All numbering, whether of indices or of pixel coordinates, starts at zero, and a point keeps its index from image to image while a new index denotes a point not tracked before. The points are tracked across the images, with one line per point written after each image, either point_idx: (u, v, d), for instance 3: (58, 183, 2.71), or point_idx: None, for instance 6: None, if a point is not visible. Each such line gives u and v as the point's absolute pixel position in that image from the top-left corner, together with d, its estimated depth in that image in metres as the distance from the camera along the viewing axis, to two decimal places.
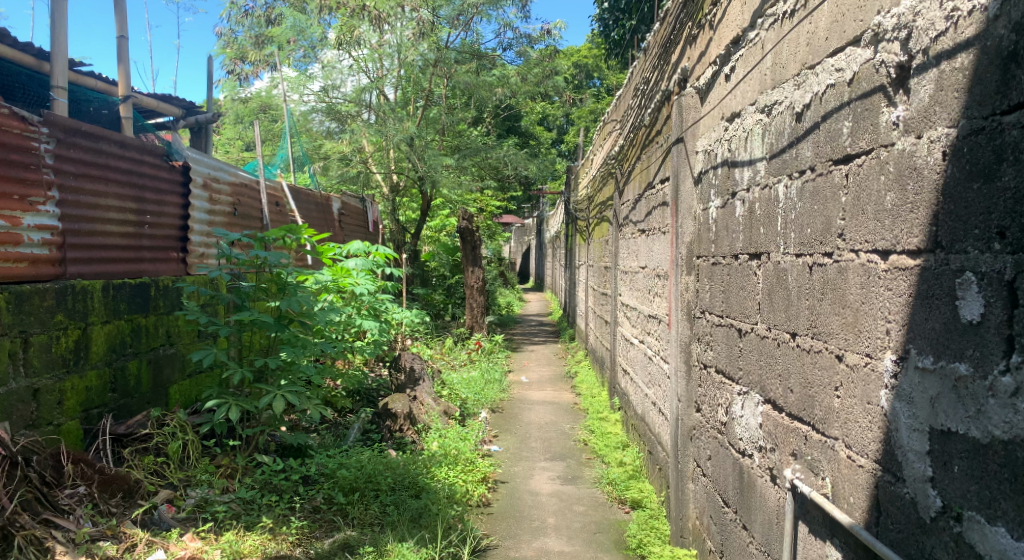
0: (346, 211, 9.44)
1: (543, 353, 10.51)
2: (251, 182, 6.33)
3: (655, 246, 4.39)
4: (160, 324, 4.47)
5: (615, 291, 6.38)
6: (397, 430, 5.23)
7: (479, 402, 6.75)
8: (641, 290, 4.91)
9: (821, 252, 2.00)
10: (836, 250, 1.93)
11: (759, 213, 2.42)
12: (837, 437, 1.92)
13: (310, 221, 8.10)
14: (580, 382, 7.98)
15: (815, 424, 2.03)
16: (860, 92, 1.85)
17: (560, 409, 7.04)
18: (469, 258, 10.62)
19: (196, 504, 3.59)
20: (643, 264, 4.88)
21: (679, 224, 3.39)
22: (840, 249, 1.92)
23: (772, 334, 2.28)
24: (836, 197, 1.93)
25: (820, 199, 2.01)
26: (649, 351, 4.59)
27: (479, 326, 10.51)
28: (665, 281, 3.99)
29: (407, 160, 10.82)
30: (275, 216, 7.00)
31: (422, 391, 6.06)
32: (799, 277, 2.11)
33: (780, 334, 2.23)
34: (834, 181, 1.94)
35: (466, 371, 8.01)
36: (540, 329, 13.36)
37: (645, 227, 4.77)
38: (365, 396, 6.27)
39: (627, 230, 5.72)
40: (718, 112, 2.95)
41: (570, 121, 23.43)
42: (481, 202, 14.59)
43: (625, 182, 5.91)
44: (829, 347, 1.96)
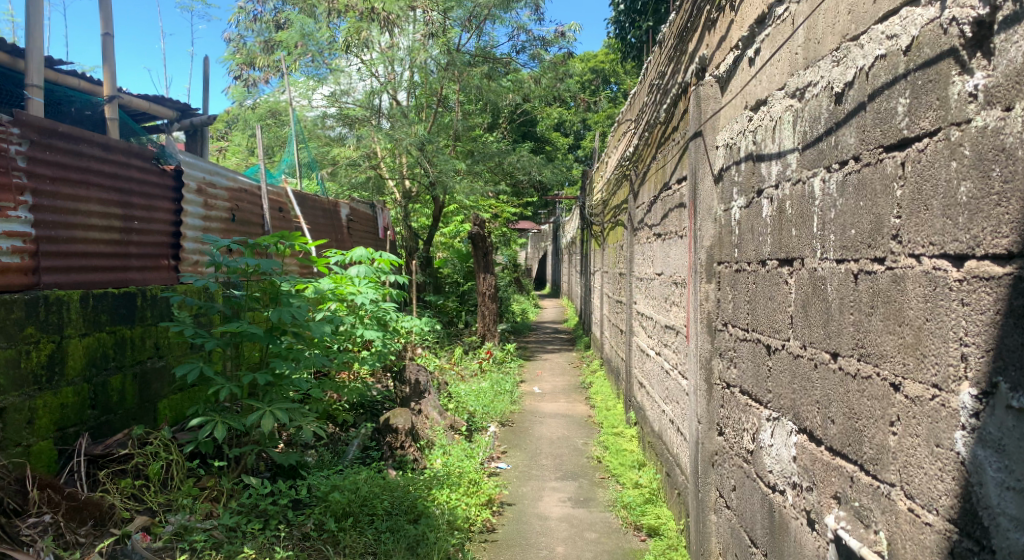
0: (354, 217, 9.19)
1: (557, 363, 10.19)
2: (251, 186, 6.07)
3: (672, 251, 4.07)
4: (147, 336, 4.14)
5: (630, 299, 6.07)
6: (398, 447, 4.96)
7: (489, 416, 6.46)
8: (657, 299, 4.60)
9: (869, 257, 1.69)
10: (889, 255, 1.62)
11: (790, 212, 2.11)
12: (894, 483, 1.61)
13: (316, 228, 7.85)
14: (595, 393, 7.66)
15: (865, 464, 1.71)
16: (920, 60, 1.54)
17: (573, 423, 6.72)
18: (481, 264, 10.34)
19: (175, 532, 3.31)
20: (659, 271, 4.57)
21: (697, 227, 3.09)
22: (894, 254, 1.61)
23: (808, 354, 1.96)
24: (889, 190, 1.63)
25: (867, 193, 1.71)
26: (667, 364, 4.27)
27: (491, 335, 10.22)
28: (682, 290, 3.68)
29: (418, 165, 10.58)
30: (279, 223, 6.76)
31: (427, 405, 5.77)
32: (841, 288, 1.79)
33: (817, 354, 1.90)
34: (887, 171, 1.64)
35: (477, 383, 7.71)
36: (555, 337, 13.05)
37: (661, 231, 4.47)
38: (368, 409, 5.99)
39: (643, 235, 5.41)
40: (741, 101, 2.65)
41: (586, 126, 23.11)
42: (496, 208, 14.31)
43: (640, 185, 5.61)
44: (881, 373, 1.65)
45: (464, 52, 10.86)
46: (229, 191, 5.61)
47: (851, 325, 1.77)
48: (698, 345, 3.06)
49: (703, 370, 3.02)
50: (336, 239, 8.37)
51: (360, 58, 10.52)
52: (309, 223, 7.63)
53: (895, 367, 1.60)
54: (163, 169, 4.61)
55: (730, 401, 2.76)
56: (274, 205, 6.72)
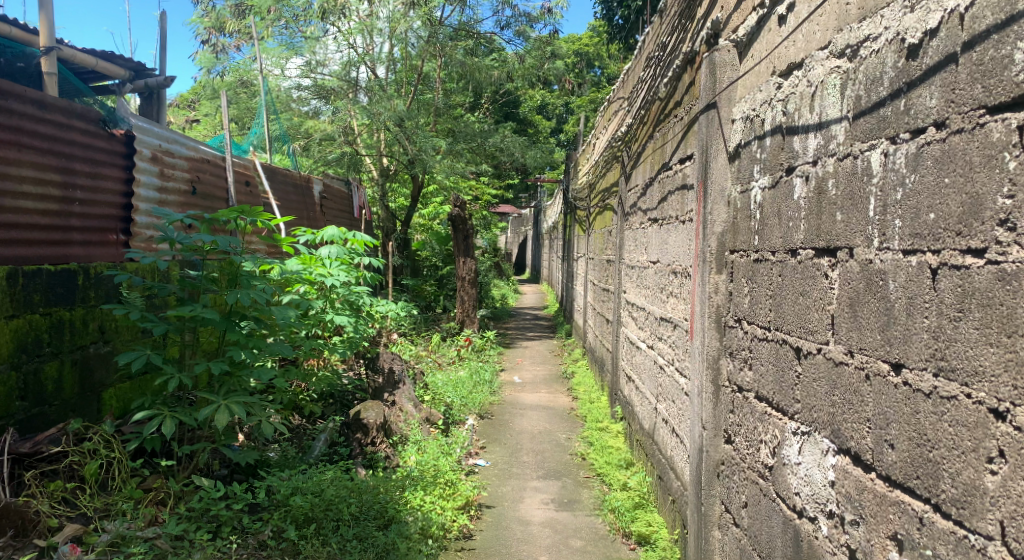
0: (328, 194, 8.78)
1: (538, 351, 9.88)
2: (213, 157, 5.68)
3: (671, 237, 3.77)
4: (91, 318, 3.78)
5: (619, 287, 5.76)
6: (369, 443, 4.62)
7: (466, 408, 6.13)
8: (651, 289, 4.30)
9: (960, 247, 1.42)
10: (994, 245, 1.35)
11: (834, 193, 1.81)
12: (995, 523, 1.35)
13: (287, 204, 7.44)
14: (578, 385, 7.35)
15: (944, 499, 1.46)
16: None
17: (555, 416, 6.42)
18: (461, 247, 9.97)
19: (110, 543, 2.96)
20: (654, 259, 4.27)
21: (706, 211, 2.77)
22: (1000, 244, 1.34)
23: (856, 363, 1.70)
24: (997, 162, 1.35)
25: (958, 166, 1.44)
26: (661, 360, 3.98)
27: (470, 321, 9.87)
28: (683, 280, 3.39)
29: (397, 142, 10.17)
30: (245, 198, 6.36)
31: (402, 396, 5.44)
32: (914, 286, 1.53)
33: (873, 366, 1.65)
34: (992, 139, 1.36)
35: (454, 372, 7.38)
36: (535, 324, 12.73)
37: (658, 216, 4.17)
38: (338, 399, 5.64)
39: (635, 220, 5.10)
40: (766, 67, 2.33)
41: (569, 110, 22.72)
42: (476, 190, 13.91)
43: (633, 167, 5.29)
44: (976, 390, 1.38)
45: (447, 26, 10.44)
46: (188, 161, 5.22)
47: (925, 330, 1.50)
48: (703, 343, 2.76)
49: (709, 370, 2.72)
50: (308, 217, 7.97)
51: (337, 28, 10.06)
52: (279, 199, 7.23)
53: (1003, 388, 1.34)
54: (113, 134, 4.21)
55: (740, 407, 2.46)
56: (241, 178, 6.31)
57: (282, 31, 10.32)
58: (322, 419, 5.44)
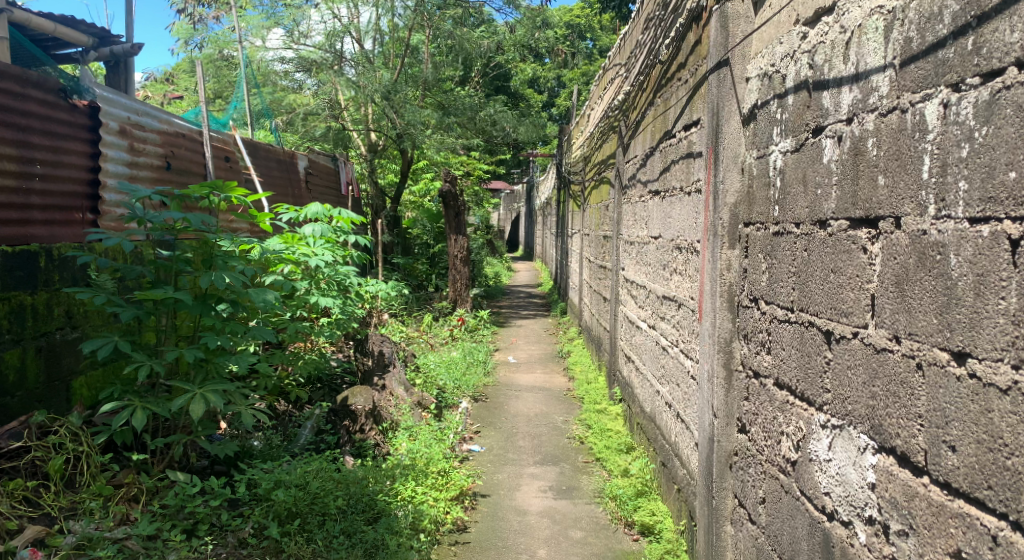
0: (314, 170, 8.49)
1: (532, 329, 9.66)
2: (188, 130, 5.39)
3: (675, 210, 3.54)
4: (55, 302, 3.55)
5: (616, 263, 5.54)
6: (358, 429, 4.40)
7: (460, 391, 5.92)
8: (653, 265, 4.07)
9: None
10: None
11: (880, 154, 1.60)
12: None
13: (271, 181, 7.17)
14: (574, 365, 7.15)
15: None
16: None
17: (551, 397, 6.22)
18: (452, 224, 9.71)
19: (77, 545, 2.77)
20: (655, 234, 4.04)
21: (717, 179, 2.54)
22: None
23: (909, 352, 1.50)
24: None
25: None
26: (665, 341, 3.77)
27: (462, 300, 9.64)
28: (690, 254, 3.17)
29: (385, 116, 9.87)
30: (225, 174, 6.08)
31: (392, 379, 5.22)
32: (989, 263, 1.32)
33: (931, 354, 1.44)
34: None
35: (447, 353, 7.17)
36: (529, 302, 12.51)
37: (660, 188, 3.94)
38: (325, 383, 5.43)
39: (634, 193, 4.87)
40: (787, 16, 2.10)
41: (561, 84, 22.37)
42: (468, 166, 13.61)
43: (631, 138, 5.04)
44: None
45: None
46: (161, 135, 4.94)
47: (1000, 314, 1.29)
48: (713, 326, 2.54)
49: (720, 354, 2.50)
50: (293, 194, 7.70)
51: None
52: (262, 175, 6.95)
53: None
54: (74, 105, 3.94)
55: (756, 395, 2.26)
56: (220, 153, 6.03)
57: (264, 1, 9.96)
58: (309, 404, 5.22)
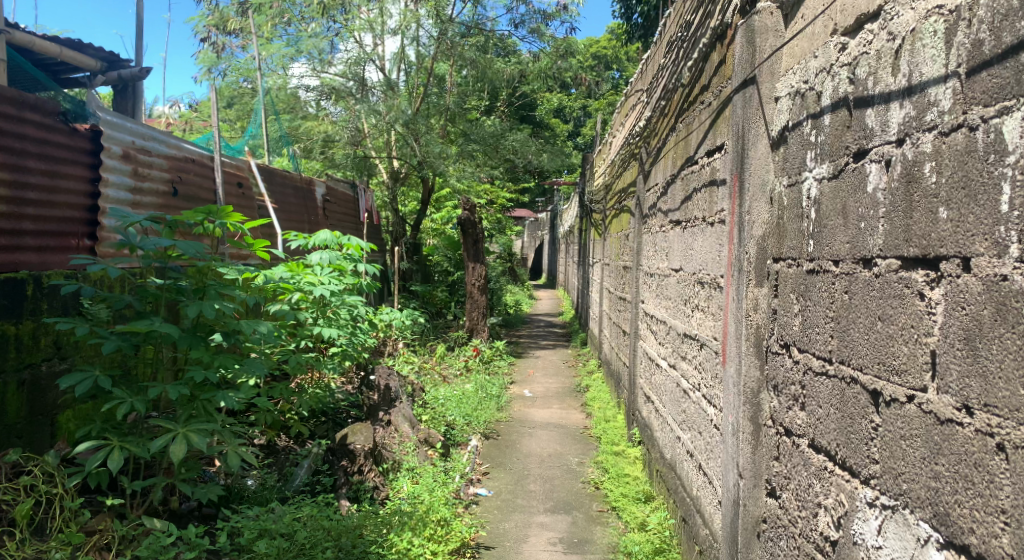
0: (332, 197, 8.33)
1: (550, 361, 9.38)
2: (199, 156, 5.12)
3: (696, 242, 3.28)
4: (44, 332, 3.30)
5: (636, 297, 5.26)
6: (357, 470, 4.16)
7: (470, 428, 5.67)
8: (674, 301, 3.81)
9: None
10: None
11: (945, 182, 1.34)
12: None
13: (286, 207, 7.01)
14: (592, 401, 6.85)
15: None
16: None
17: (567, 436, 5.93)
18: (470, 253, 9.50)
19: None
20: (676, 267, 3.78)
21: (742, 210, 2.29)
22: None
23: (986, 428, 1.24)
24: None
25: None
26: (686, 383, 3.50)
27: (479, 330, 9.40)
28: (712, 291, 2.90)
29: (405, 143, 9.74)
30: (239, 200, 5.89)
31: (398, 415, 4.98)
32: None
33: (1017, 433, 1.19)
34: None
35: (460, 386, 6.91)
36: (549, 332, 12.25)
37: (681, 218, 3.69)
38: (330, 418, 5.20)
39: (654, 223, 4.61)
40: (821, 26, 1.86)
41: (586, 113, 22.29)
42: (490, 194, 13.44)
43: (652, 165, 4.79)
44: None
45: (458, 23, 10.00)
46: (168, 160, 4.67)
47: None
48: (739, 373, 2.27)
49: (747, 406, 2.23)
50: (309, 221, 7.53)
51: (342, 24, 9.61)
52: (277, 202, 6.78)
53: None
54: (76, 129, 3.75)
55: (789, 456, 1.98)
56: (233, 179, 5.85)
57: (287, 28, 9.88)
58: (312, 439, 5.00)
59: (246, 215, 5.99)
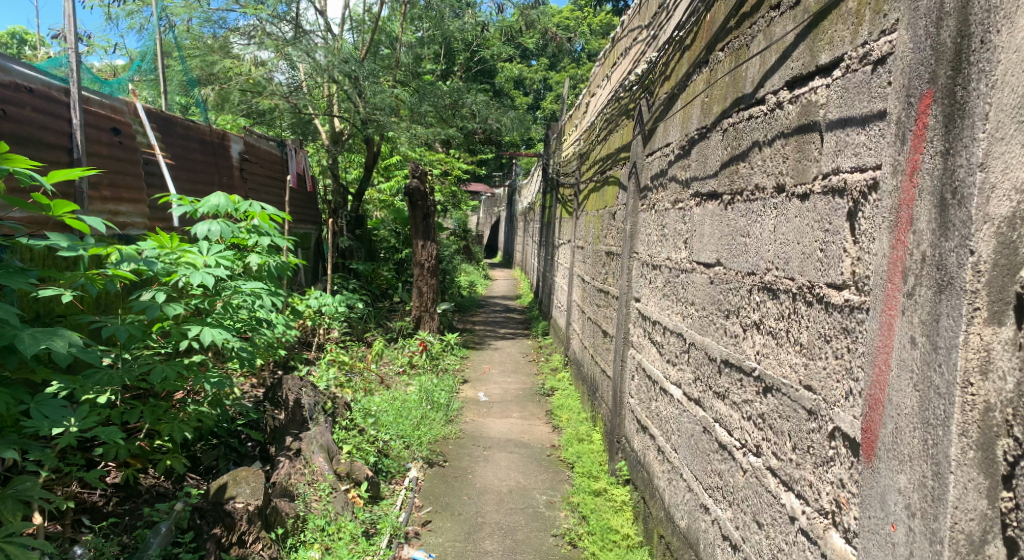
0: (252, 156, 6.99)
1: (508, 355, 8.19)
2: (42, 85, 3.80)
3: (757, 225, 2.15)
4: None
5: (625, 292, 4.13)
6: (238, 542, 2.96)
7: (409, 451, 4.50)
8: (700, 306, 2.69)
9: None
10: None
11: None
12: None
13: (190, 163, 5.70)
14: (560, 412, 5.70)
15: None
16: None
17: (530, 459, 4.77)
18: (419, 229, 8.22)
19: None
20: (705, 260, 2.66)
21: (966, 147, 1.38)
22: None
23: None
24: None
25: None
26: (722, 434, 2.37)
27: (427, 318, 8.17)
28: (810, 308, 1.82)
29: (348, 98, 8.41)
30: (112, 151, 4.58)
31: (312, 444, 3.83)
32: None
33: None
34: None
35: (401, 391, 5.71)
36: (506, 317, 11.08)
37: (717, 190, 2.58)
38: (223, 441, 4.04)
39: (660, 199, 3.49)
40: None
41: (547, 86, 20.91)
42: (444, 164, 12.10)
43: (658, 122, 3.65)
44: None
45: None
46: None
47: None
48: (935, 515, 1.39)
49: None
50: (222, 182, 6.21)
51: None
52: (175, 158, 5.44)
53: None
54: None
55: None
56: (104, 124, 4.53)
57: None
58: (194, 473, 3.83)
59: (124, 171, 4.67)
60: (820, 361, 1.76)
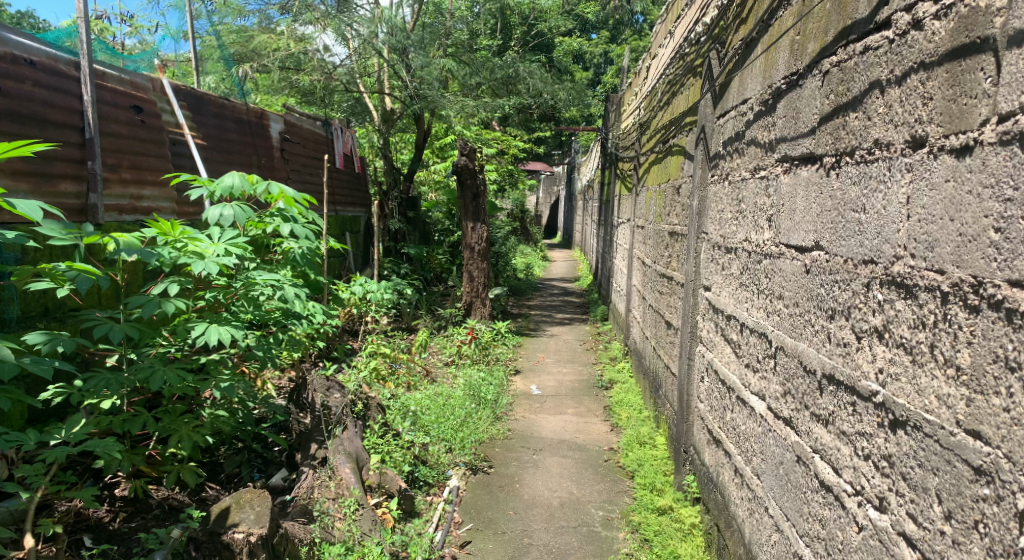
0: (294, 136, 6.58)
1: (564, 342, 7.66)
2: (46, 57, 3.41)
3: (878, 197, 1.60)
4: None
5: (692, 278, 3.56)
6: None
7: (448, 458, 4.04)
8: (792, 301, 2.14)
9: None
10: None
11: None
12: None
13: (225, 143, 5.24)
14: (618, 409, 5.16)
15: None
16: None
17: (585, 465, 4.25)
18: (468, 210, 7.72)
19: None
20: (799, 244, 2.09)
21: None
22: None
23: None
24: None
25: None
26: (822, 468, 1.85)
27: (479, 304, 7.70)
28: (981, 316, 1.31)
29: (394, 72, 7.96)
30: (133, 132, 4.05)
31: (338, 452, 3.37)
32: None
33: None
34: None
35: (447, 386, 5.25)
36: (564, 301, 10.53)
37: (815, 150, 2.01)
38: (247, 446, 3.66)
39: (735, 167, 2.91)
40: None
41: (608, 60, 20.10)
42: (500, 142, 11.57)
43: (733, 75, 3.06)
44: None
45: None
46: None
47: None
48: None
49: None
50: (260, 164, 5.79)
51: None
52: (207, 139, 4.96)
53: None
54: None
55: None
56: (123, 101, 3.99)
57: None
58: (214, 481, 3.44)
59: (148, 153, 4.15)
60: (997, 398, 1.27)
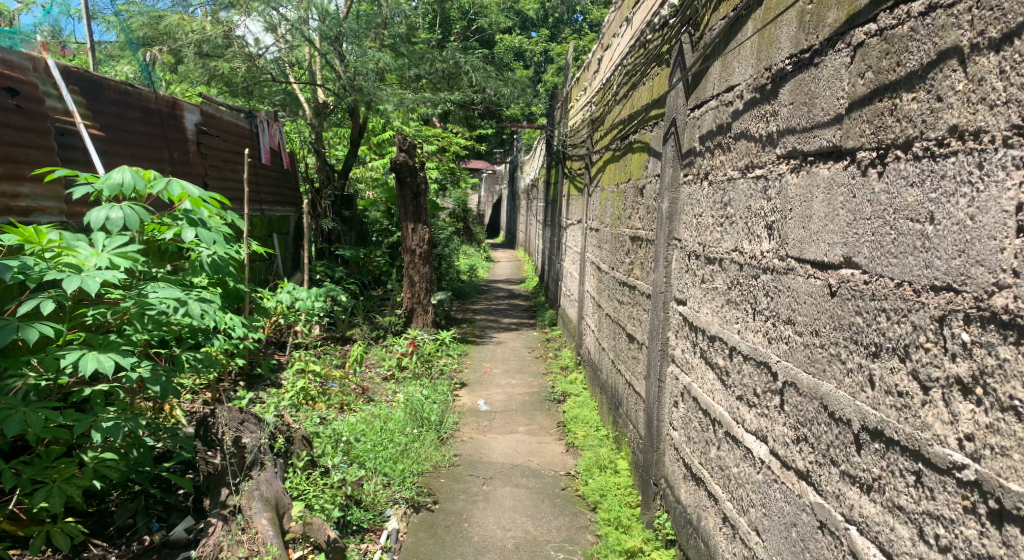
0: (212, 129, 5.95)
1: (511, 350, 7.21)
2: None
3: (959, 204, 1.38)
4: None
5: (660, 288, 3.16)
6: None
7: (385, 495, 3.54)
8: (812, 329, 1.77)
9: None
10: None
11: None
12: None
13: (128, 135, 4.61)
14: (573, 427, 4.73)
15: None
16: None
17: (540, 495, 3.81)
18: (409, 210, 7.20)
19: None
20: (820, 259, 1.74)
21: None
22: None
23: None
24: None
25: None
26: (859, 541, 1.58)
27: (420, 312, 7.18)
28: None
29: (326, 61, 7.36)
30: (5, 118, 3.43)
31: (253, 499, 2.88)
32: None
33: None
34: None
35: (385, 406, 4.74)
36: (509, 304, 10.08)
37: (841, 143, 1.68)
38: (144, 491, 3.13)
39: (718, 165, 2.52)
40: None
41: (548, 58, 19.70)
42: (441, 139, 11.05)
43: (711, 60, 2.68)
44: None
45: None
46: None
47: None
48: None
49: None
50: (172, 158, 5.16)
51: None
52: (105, 129, 4.34)
53: None
54: None
55: None
56: None
57: None
58: (99, 537, 2.91)
59: (26, 145, 3.54)
60: None
